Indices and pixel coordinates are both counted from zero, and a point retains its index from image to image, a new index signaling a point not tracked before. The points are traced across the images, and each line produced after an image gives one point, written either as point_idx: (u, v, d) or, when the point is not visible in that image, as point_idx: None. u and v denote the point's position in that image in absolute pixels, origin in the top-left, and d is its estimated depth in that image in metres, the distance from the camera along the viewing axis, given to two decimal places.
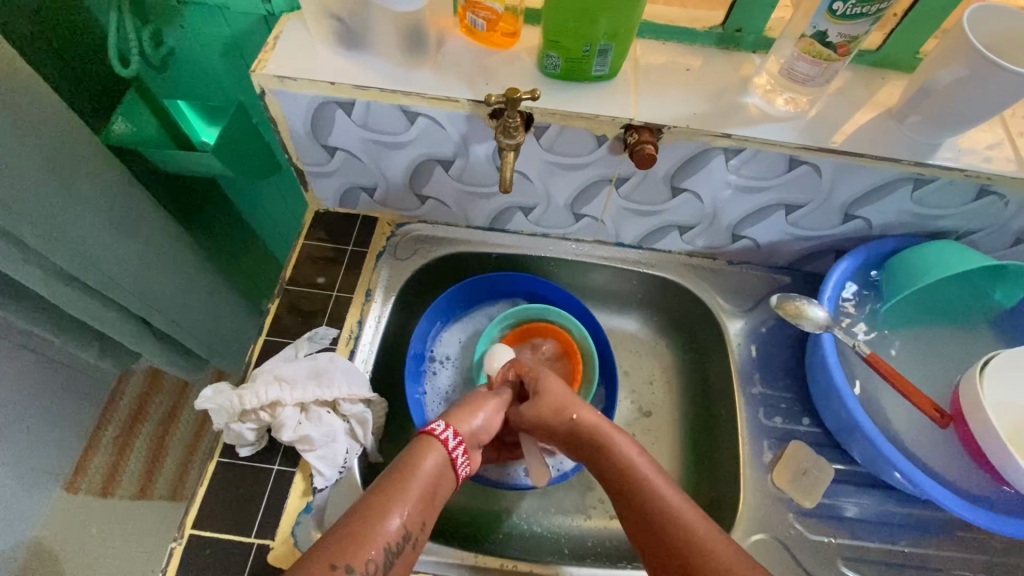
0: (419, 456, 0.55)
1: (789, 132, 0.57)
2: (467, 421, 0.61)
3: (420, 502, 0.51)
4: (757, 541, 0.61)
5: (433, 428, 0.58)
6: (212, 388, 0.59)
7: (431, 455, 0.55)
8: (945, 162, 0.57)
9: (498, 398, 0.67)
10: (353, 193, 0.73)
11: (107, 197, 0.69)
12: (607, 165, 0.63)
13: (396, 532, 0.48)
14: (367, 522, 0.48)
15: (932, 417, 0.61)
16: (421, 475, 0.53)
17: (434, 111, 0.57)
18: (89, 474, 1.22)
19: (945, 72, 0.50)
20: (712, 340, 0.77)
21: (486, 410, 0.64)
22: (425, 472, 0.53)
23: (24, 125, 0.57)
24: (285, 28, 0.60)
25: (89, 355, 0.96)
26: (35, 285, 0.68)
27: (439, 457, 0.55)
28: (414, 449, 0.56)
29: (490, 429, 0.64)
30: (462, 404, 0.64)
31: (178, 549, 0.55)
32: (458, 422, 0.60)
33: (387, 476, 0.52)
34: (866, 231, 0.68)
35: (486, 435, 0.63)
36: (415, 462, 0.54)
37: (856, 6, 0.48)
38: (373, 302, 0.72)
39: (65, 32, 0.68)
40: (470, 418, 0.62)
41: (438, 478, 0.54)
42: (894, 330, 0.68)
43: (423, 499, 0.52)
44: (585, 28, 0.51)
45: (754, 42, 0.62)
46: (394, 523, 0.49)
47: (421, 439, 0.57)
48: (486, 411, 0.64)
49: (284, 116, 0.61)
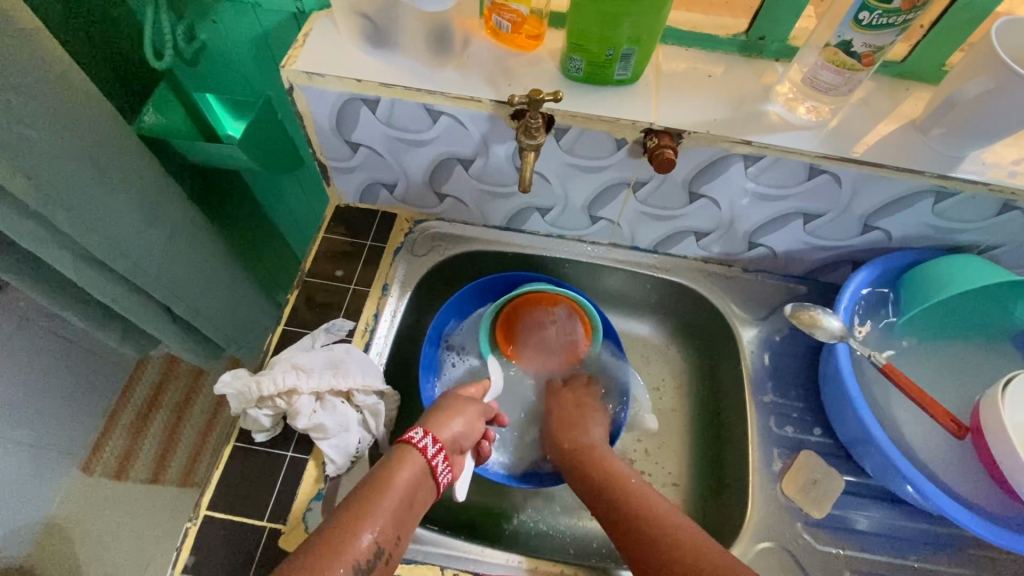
0: (396, 469, 0.55)
1: (810, 141, 0.57)
2: (446, 427, 0.61)
3: (392, 518, 0.51)
4: (764, 549, 0.61)
5: (411, 436, 0.58)
6: (231, 373, 0.60)
7: (407, 468, 0.55)
8: (970, 175, 0.56)
9: (477, 407, 0.66)
10: (374, 189, 0.75)
11: (137, 184, 0.71)
12: (625, 169, 0.63)
13: (366, 549, 0.48)
14: (338, 539, 0.48)
15: (946, 426, 0.60)
16: (397, 489, 0.53)
17: (457, 110, 0.58)
18: (105, 457, 1.24)
19: (971, 84, 0.50)
20: (724, 347, 0.77)
21: (465, 416, 0.64)
22: (399, 485, 0.54)
23: (65, 114, 0.59)
24: (314, 25, 0.61)
25: (111, 340, 0.98)
26: (64, 268, 0.70)
27: (414, 470, 0.55)
28: (392, 461, 0.56)
29: (472, 435, 0.63)
30: (441, 408, 0.64)
31: (193, 529, 0.57)
32: (437, 428, 0.60)
33: (362, 490, 0.53)
34: (885, 242, 0.67)
35: (469, 441, 0.63)
36: (390, 475, 0.54)
37: (883, 15, 0.48)
38: (389, 296, 0.73)
39: (102, 24, 0.70)
40: (452, 425, 0.62)
41: (413, 492, 0.54)
42: (911, 344, 0.67)
43: (396, 515, 0.52)
44: (608, 33, 0.52)
45: (777, 51, 0.62)
46: (364, 540, 0.49)
47: (399, 450, 0.57)
48: (465, 418, 0.63)
49: (310, 111, 0.63)
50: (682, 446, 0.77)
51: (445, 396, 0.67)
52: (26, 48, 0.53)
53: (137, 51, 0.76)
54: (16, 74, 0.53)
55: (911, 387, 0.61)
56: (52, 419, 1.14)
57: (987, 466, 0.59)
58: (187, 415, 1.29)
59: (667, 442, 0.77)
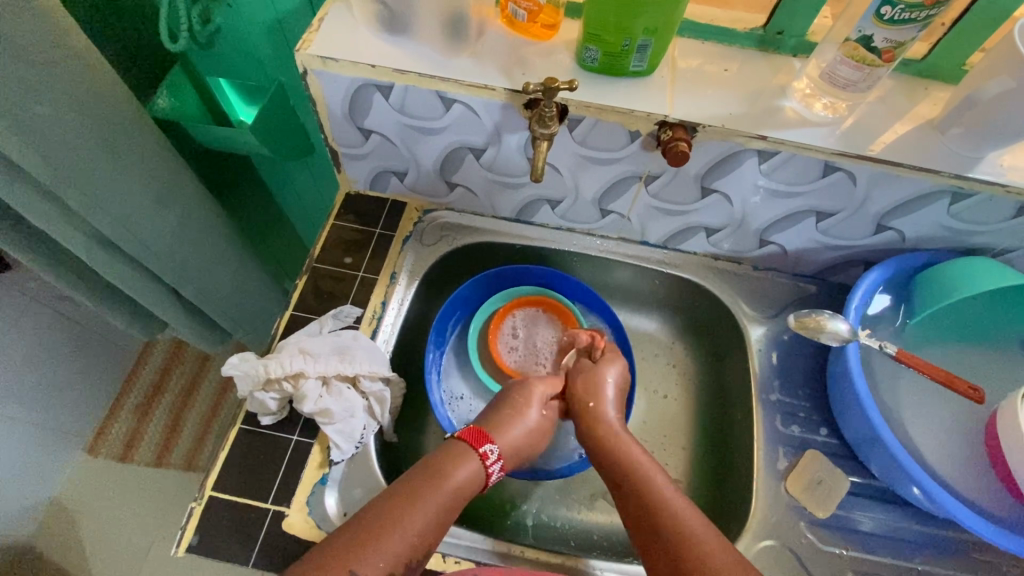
0: (454, 464, 0.56)
1: (825, 137, 0.56)
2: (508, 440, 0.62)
3: (441, 512, 0.52)
4: (766, 547, 0.60)
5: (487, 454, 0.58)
6: (239, 356, 0.61)
7: (465, 466, 0.56)
8: (987, 176, 0.55)
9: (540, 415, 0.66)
10: (385, 177, 0.75)
11: (149, 166, 0.71)
12: (638, 162, 0.63)
13: (413, 538, 0.49)
14: (385, 523, 0.48)
15: (967, 393, 0.60)
16: (451, 484, 0.54)
17: (470, 98, 0.58)
18: (110, 440, 1.25)
19: (992, 83, 0.49)
20: (731, 345, 0.76)
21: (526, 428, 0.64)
22: (453, 481, 0.54)
23: (83, 97, 0.59)
24: (330, 11, 0.61)
25: (119, 322, 0.99)
26: (76, 248, 0.70)
27: (471, 471, 0.56)
28: (450, 455, 0.57)
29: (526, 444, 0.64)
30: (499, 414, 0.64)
31: (197, 509, 0.57)
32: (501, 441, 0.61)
33: (418, 475, 0.54)
34: (899, 243, 0.67)
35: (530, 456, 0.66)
36: (446, 470, 0.55)
37: (905, 11, 0.47)
38: (397, 284, 0.74)
39: (117, 9, 0.70)
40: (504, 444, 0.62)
41: (464, 491, 0.55)
42: (921, 346, 0.67)
43: (445, 511, 0.52)
44: (624, 22, 0.51)
45: (795, 46, 0.61)
46: (415, 529, 0.49)
47: (458, 446, 0.58)
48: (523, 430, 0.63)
49: (323, 95, 0.63)
50: (686, 443, 0.77)
51: (519, 387, 0.67)
52: (45, 30, 0.53)
53: (148, 33, 0.76)
54: (32, 52, 0.53)
55: (929, 367, 0.61)
56: (59, 401, 1.15)
57: (994, 459, 0.60)
58: (192, 399, 1.29)
59: (671, 439, 0.77)
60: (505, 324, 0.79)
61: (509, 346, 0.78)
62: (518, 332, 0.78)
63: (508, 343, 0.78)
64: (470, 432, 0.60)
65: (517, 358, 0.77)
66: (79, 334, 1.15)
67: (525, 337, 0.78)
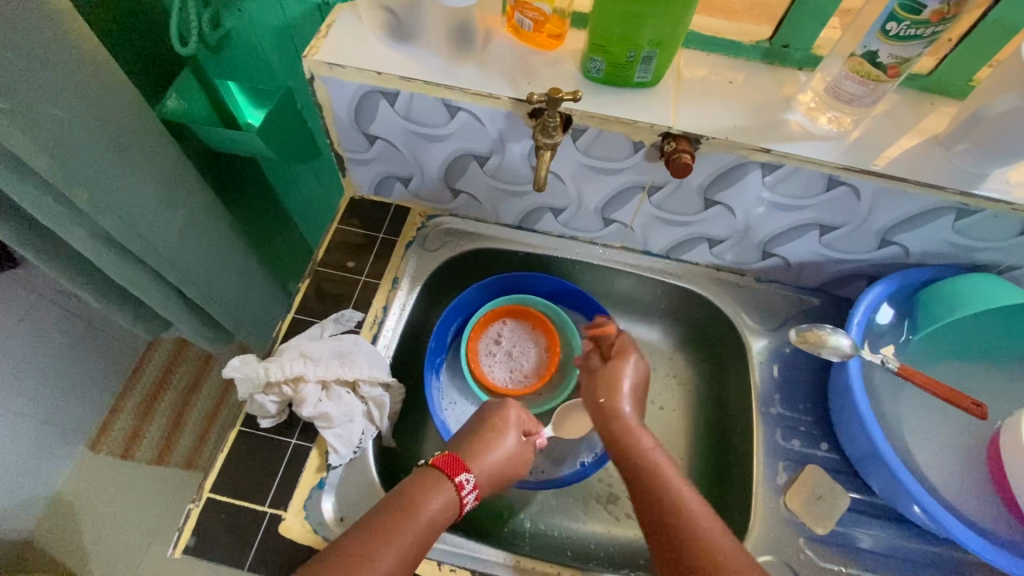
0: (430, 493, 0.54)
1: (830, 152, 0.56)
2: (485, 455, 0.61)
3: (411, 546, 0.50)
4: (764, 562, 0.60)
5: (462, 484, 0.56)
6: (240, 358, 0.61)
7: (440, 494, 0.54)
8: (993, 193, 0.55)
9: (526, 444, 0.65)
10: (388, 182, 0.75)
11: (157, 167, 0.71)
12: (641, 172, 0.63)
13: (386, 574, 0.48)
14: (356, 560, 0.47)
15: (966, 406, 0.59)
16: (426, 513, 0.52)
17: (475, 107, 0.59)
18: (112, 436, 1.26)
19: (998, 100, 0.49)
20: (733, 357, 0.76)
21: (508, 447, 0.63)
22: (426, 513, 0.52)
23: (96, 100, 0.60)
24: (338, 17, 0.62)
25: (124, 321, 0.99)
26: (83, 248, 0.71)
27: (444, 500, 0.55)
28: (425, 483, 0.55)
29: (511, 465, 0.63)
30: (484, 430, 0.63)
31: (195, 511, 0.57)
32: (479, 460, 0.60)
33: (391, 504, 0.52)
34: (903, 257, 0.66)
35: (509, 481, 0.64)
36: (422, 500, 0.53)
37: (911, 27, 0.47)
38: (399, 289, 0.74)
39: (130, 13, 0.71)
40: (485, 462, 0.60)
41: (439, 521, 0.53)
42: (924, 363, 0.66)
43: (419, 543, 0.51)
44: (630, 34, 0.51)
45: (801, 59, 0.61)
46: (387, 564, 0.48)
47: (431, 474, 0.56)
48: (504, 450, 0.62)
49: (329, 101, 0.63)
50: (684, 454, 0.76)
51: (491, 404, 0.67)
52: (61, 35, 0.55)
53: (161, 37, 0.77)
54: (46, 58, 0.54)
55: (931, 384, 0.60)
56: (63, 398, 1.16)
57: (996, 480, 0.60)
58: (194, 399, 1.30)
59: (669, 450, 0.77)
60: (489, 331, 0.79)
61: (489, 349, 0.78)
62: (501, 339, 0.79)
63: (487, 346, 0.78)
64: (445, 459, 0.58)
65: (491, 363, 0.78)
66: (84, 331, 1.16)
67: (506, 345, 0.79)
